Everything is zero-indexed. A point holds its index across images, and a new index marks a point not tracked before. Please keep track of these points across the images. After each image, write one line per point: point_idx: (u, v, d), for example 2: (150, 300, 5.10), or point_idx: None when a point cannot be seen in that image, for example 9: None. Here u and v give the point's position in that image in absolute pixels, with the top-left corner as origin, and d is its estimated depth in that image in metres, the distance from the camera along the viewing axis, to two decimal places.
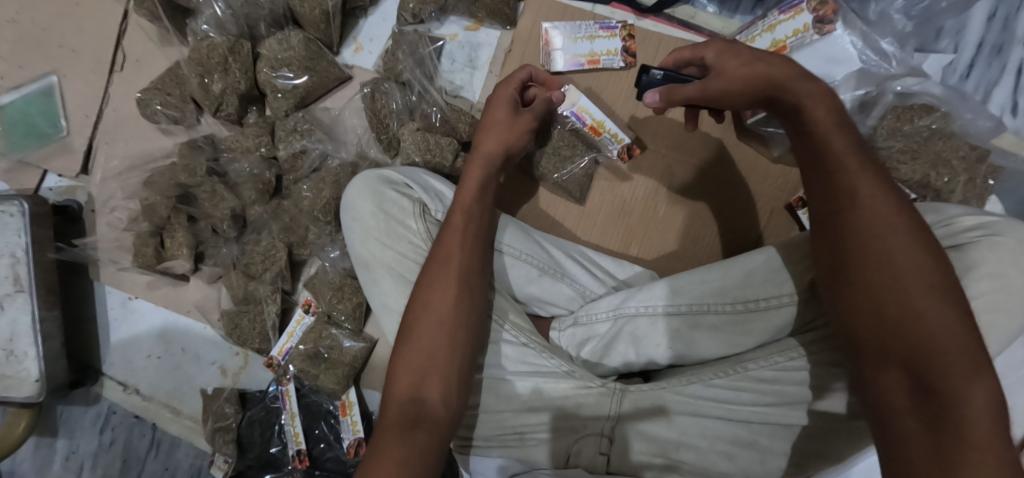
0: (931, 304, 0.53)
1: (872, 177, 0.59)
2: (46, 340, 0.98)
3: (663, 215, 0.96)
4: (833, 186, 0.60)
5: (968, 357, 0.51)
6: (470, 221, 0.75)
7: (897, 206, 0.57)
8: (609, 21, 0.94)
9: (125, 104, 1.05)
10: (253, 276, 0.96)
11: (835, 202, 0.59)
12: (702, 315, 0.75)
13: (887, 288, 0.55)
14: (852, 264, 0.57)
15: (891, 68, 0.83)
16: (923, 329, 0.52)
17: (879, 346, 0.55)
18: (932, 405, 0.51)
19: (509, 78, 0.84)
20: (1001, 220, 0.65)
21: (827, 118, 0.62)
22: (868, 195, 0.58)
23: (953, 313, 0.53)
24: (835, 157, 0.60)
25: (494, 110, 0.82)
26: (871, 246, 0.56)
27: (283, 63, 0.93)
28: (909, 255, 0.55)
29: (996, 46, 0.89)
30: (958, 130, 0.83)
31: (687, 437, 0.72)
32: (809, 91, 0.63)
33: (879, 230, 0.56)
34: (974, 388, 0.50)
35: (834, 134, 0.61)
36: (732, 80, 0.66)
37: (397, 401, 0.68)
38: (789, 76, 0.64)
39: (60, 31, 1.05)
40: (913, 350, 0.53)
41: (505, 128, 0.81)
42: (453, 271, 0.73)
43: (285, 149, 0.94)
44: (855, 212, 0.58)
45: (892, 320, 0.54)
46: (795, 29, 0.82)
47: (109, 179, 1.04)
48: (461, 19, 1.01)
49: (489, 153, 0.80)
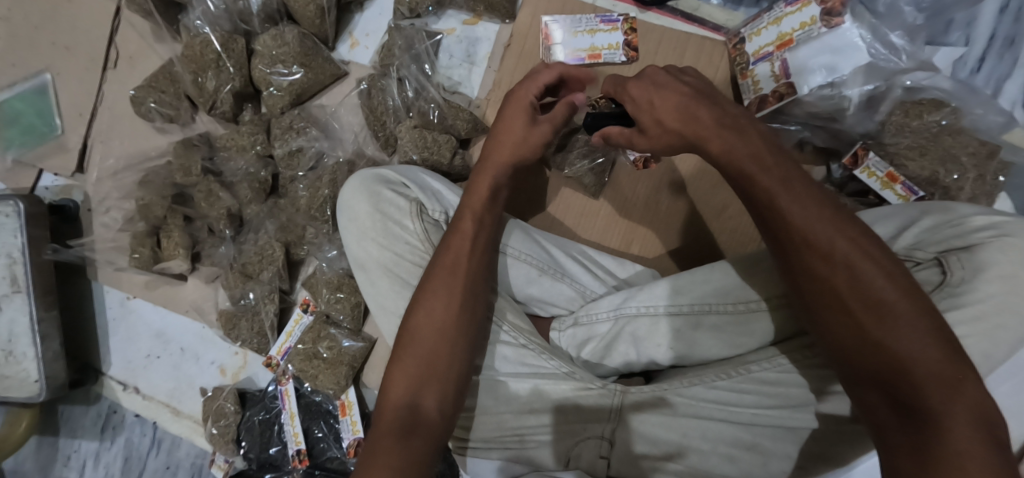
0: (896, 323, 0.52)
1: (803, 198, 0.57)
2: (45, 341, 0.97)
3: (666, 211, 0.94)
4: (771, 221, 0.58)
5: (944, 368, 0.50)
6: (480, 230, 0.74)
7: (838, 229, 0.55)
8: (609, 14, 0.92)
9: (120, 102, 1.04)
10: (252, 276, 0.95)
11: (779, 235, 0.57)
12: (703, 315, 0.74)
13: (849, 315, 0.54)
14: (809, 292, 0.56)
15: (900, 61, 0.81)
16: (891, 350, 0.51)
17: (854, 368, 0.54)
18: (914, 422, 0.50)
19: (532, 78, 0.78)
20: (1013, 220, 0.63)
21: (749, 153, 0.60)
22: (805, 225, 0.56)
23: (921, 325, 0.51)
24: (764, 191, 0.58)
25: (511, 116, 0.77)
26: (825, 278, 0.55)
27: (278, 59, 0.92)
28: (863, 276, 0.53)
29: (1007, 38, 0.86)
30: (969, 125, 0.82)
31: (689, 439, 0.71)
32: (727, 135, 0.61)
33: (831, 248, 0.55)
34: (952, 396, 0.49)
35: (757, 168, 0.59)
36: (653, 140, 0.67)
37: (393, 409, 0.67)
38: (702, 121, 0.62)
39: (52, 28, 1.03)
40: (886, 370, 0.52)
41: (519, 141, 0.76)
42: (460, 278, 0.71)
43: (282, 147, 0.93)
44: (804, 232, 0.56)
45: (862, 343, 0.53)
46: (802, 22, 0.80)
47: (104, 178, 1.03)
48: (459, 13, 0.99)
49: (500, 159, 0.77)
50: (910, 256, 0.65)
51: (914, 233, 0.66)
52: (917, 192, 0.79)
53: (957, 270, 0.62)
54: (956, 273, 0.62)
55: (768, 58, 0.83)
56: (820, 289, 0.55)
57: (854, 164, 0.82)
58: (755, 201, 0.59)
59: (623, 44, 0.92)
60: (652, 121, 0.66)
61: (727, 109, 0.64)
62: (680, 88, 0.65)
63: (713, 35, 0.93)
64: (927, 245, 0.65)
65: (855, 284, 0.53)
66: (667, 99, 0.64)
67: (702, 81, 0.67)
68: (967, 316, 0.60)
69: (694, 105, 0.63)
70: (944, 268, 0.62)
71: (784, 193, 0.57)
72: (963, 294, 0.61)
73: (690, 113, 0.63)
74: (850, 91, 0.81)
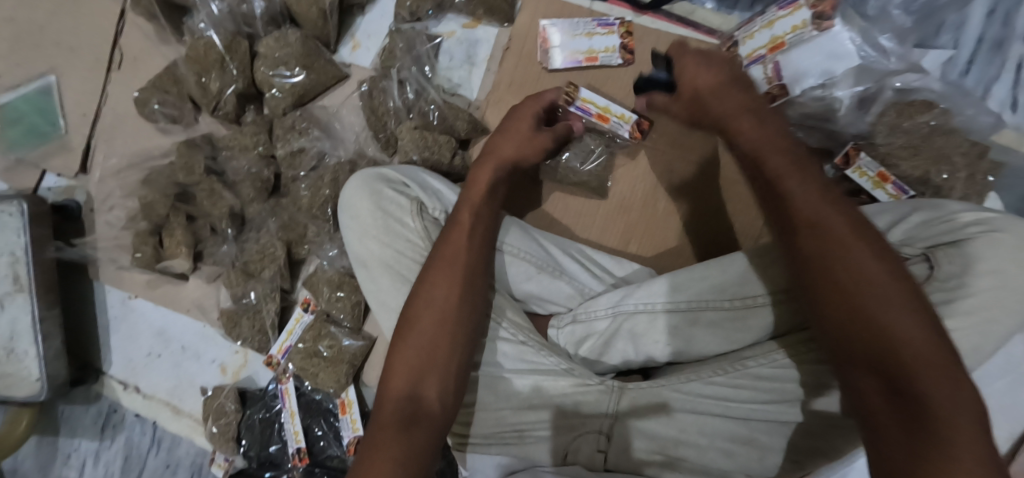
0: (888, 306, 0.54)
1: (809, 182, 0.62)
2: (46, 339, 0.98)
3: (663, 211, 0.96)
4: (779, 203, 0.63)
5: (933, 352, 0.51)
6: (477, 223, 0.75)
7: (838, 214, 0.59)
8: (607, 18, 0.94)
9: (123, 103, 1.05)
10: (253, 274, 0.96)
11: (788, 216, 0.61)
12: (700, 311, 0.75)
13: (843, 296, 0.56)
14: (807, 274, 0.59)
15: (890, 63, 0.83)
16: (884, 331, 0.53)
17: (849, 353, 0.55)
18: (902, 403, 0.51)
19: (539, 95, 0.84)
20: (1000, 216, 0.65)
21: (767, 139, 0.66)
22: (808, 205, 0.60)
23: (910, 311, 0.53)
24: (774, 173, 0.64)
25: (518, 120, 0.81)
26: (820, 258, 0.58)
27: (281, 61, 0.93)
28: (859, 260, 0.56)
29: (996, 41, 0.88)
30: (959, 125, 0.83)
31: (686, 434, 0.72)
32: (745, 122, 0.68)
33: (830, 228, 0.58)
34: (939, 379, 0.50)
35: (771, 151, 0.65)
36: (683, 107, 0.74)
37: (394, 399, 0.68)
38: (730, 104, 0.69)
39: (56, 29, 1.05)
40: (877, 353, 0.53)
41: (522, 140, 0.80)
42: (459, 269, 0.73)
43: (284, 147, 0.94)
44: (804, 211, 0.60)
45: (856, 325, 0.55)
46: (794, 25, 0.80)
47: (108, 177, 1.05)
48: (459, 16, 1.01)
49: (501, 156, 0.79)
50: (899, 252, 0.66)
51: (903, 230, 0.67)
52: (907, 191, 0.80)
53: (945, 265, 0.63)
54: (944, 268, 0.63)
55: (760, 61, 0.83)
56: (819, 270, 0.58)
57: (846, 164, 0.82)
58: (768, 187, 0.64)
59: (620, 47, 0.93)
60: (689, 90, 0.72)
61: (753, 103, 0.69)
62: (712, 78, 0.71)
63: (707, 38, 0.95)
64: (916, 241, 0.66)
65: (850, 267, 0.56)
66: (710, 76, 0.71)
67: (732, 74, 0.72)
68: (955, 311, 0.62)
69: (724, 90, 0.70)
70: (932, 264, 0.64)
71: (792, 174, 0.63)
72: (953, 289, 0.62)
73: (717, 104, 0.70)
74: (841, 93, 0.83)
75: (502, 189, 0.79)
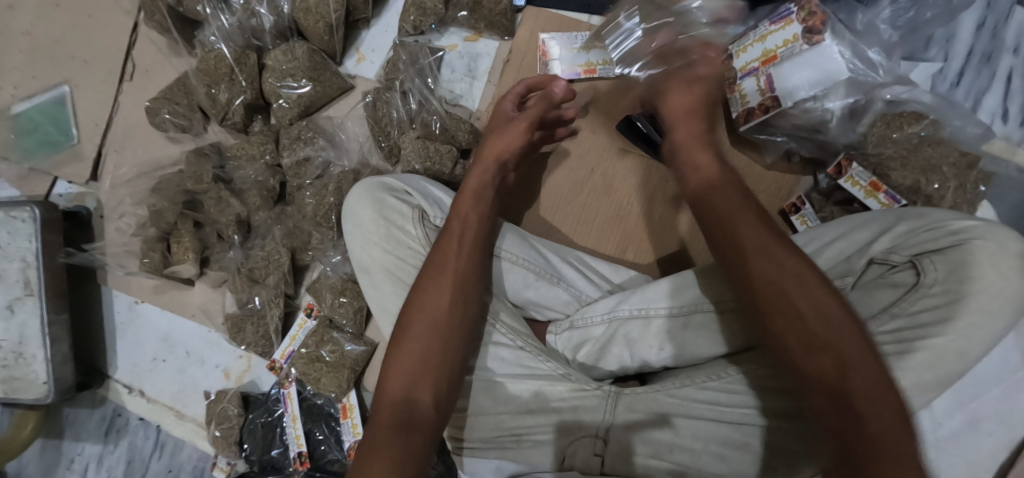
0: (837, 333, 0.57)
1: (756, 218, 0.65)
2: (55, 343, 1.00)
3: (659, 220, 0.97)
4: (728, 236, 0.64)
5: (874, 377, 0.56)
6: (467, 228, 0.77)
7: (786, 248, 0.62)
8: (603, 32, 0.97)
9: (134, 112, 1.09)
10: (257, 280, 0.98)
11: (740, 243, 0.63)
12: (691, 314, 0.77)
13: (798, 322, 0.58)
14: (760, 298, 0.61)
15: (879, 76, 0.83)
16: (837, 357, 0.56)
17: (804, 375, 0.58)
18: (855, 426, 0.54)
19: (506, 93, 0.90)
20: (983, 224, 0.66)
21: (717, 179, 0.69)
22: (761, 239, 0.63)
23: (855, 340, 0.57)
24: (726, 211, 0.66)
25: (493, 120, 0.88)
26: (778, 286, 0.60)
27: (287, 73, 0.96)
28: (811, 291, 0.59)
29: (985, 54, 0.91)
30: (949, 136, 0.86)
31: (681, 439, 0.73)
32: (703, 153, 0.72)
33: (780, 260, 0.61)
34: (882, 403, 0.55)
35: (719, 188, 0.68)
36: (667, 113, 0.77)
37: (389, 404, 0.69)
38: (693, 127, 0.74)
39: (72, 43, 1.08)
40: (830, 378, 0.56)
41: (501, 131, 0.85)
42: (449, 275, 0.74)
43: (289, 156, 0.97)
44: (761, 245, 0.62)
45: (811, 350, 0.57)
46: (784, 39, 0.81)
47: (118, 185, 1.08)
48: (461, 30, 1.04)
49: (492, 152, 0.84)
50: (886, 260, 0.68)
51: (889, 239, 0.69)
52: (899, 200, 0.82)
53: (930, 272, 0.65)
54: (930, 274, 0.65)
55: (753, 73, 0.85)
56: (769, 296, 0.60)
57: (839, 173, 0.86)
58: (713, 216, 0.67)
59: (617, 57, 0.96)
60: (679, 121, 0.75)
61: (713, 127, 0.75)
62: (696, 89, 0.77)
63: None
64: (902, 250, 0.69)
65: (804, 297, 0.59)
66: (691, 95, 0.76)
67: (715, 82, 0.78)
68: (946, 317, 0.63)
69: (699, 109, 0.75)
70: (919, 270, 0.66)
71: (744, 212, 0.65)
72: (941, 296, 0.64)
73: (689, 108, 0.75)
74: (832, 104, 0.83)
75: (489, 193, 0.81)
